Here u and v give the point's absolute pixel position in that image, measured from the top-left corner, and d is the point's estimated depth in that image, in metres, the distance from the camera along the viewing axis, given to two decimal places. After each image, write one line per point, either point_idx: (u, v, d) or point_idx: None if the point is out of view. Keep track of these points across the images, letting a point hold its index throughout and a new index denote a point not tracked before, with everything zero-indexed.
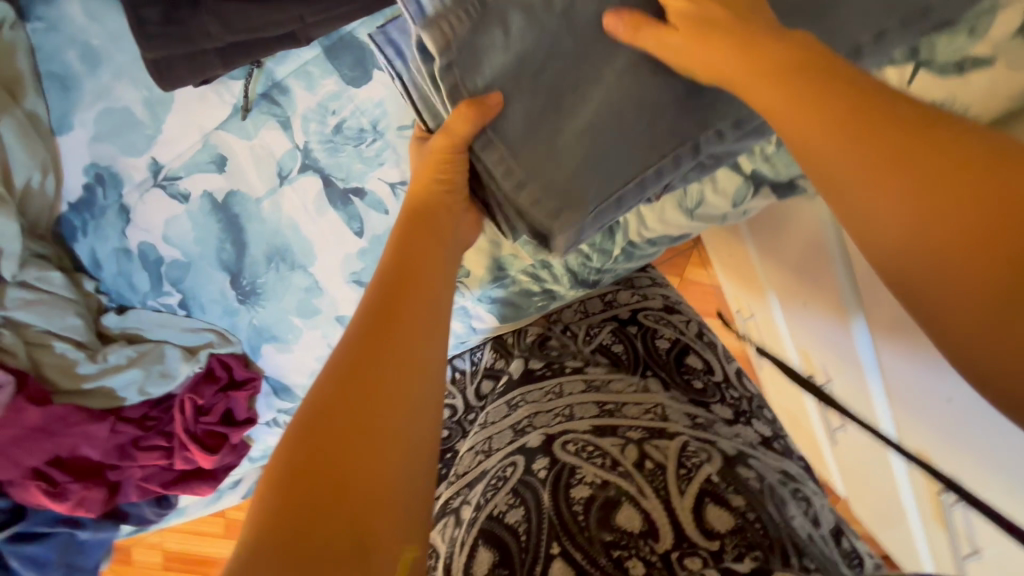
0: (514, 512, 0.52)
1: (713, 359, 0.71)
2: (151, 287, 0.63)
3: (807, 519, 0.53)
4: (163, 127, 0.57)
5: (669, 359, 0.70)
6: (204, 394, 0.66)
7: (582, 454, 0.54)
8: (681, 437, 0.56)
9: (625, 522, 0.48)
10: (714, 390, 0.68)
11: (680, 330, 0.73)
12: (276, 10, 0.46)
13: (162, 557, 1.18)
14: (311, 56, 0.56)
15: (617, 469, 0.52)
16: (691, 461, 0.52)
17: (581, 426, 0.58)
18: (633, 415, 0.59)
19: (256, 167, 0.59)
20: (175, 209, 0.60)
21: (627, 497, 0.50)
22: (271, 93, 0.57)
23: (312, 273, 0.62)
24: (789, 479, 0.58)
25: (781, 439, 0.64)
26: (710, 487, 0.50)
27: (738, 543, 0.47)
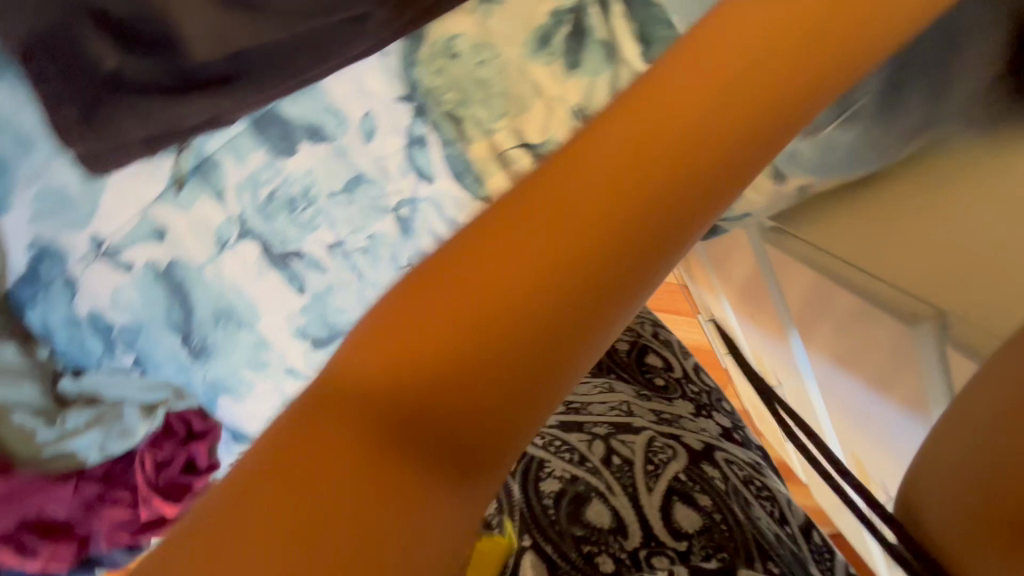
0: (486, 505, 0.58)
1: (670, 357, 0.81)
2: (104, 350, 0.66)
3: (772, 518, 0.60)
4: (99, 203, 0.59)
5: (631, 360, 0.79)
6: (162, 448, 0.70)
7: (550, 448, 0.63)
8: (646, 433, 0.66)
9: (595, 517, 0.56)
10: (675, 385, 0.76)
11: (638, 334, 0.83)
12: (190, 105, 0.50)
13: None
14: (239, 131, 0.57)
15: (586, 464, 0.61)
16: (657, 460, 0.62)
17: (549, 422, 0.67)
18: (599, 412, 0.68)
19: (195, 237, 0.61)
20: (119, 279, 0.63)
21: (596, 493, 0.59)
22: (203, 167, 0.58)
23: (257, 330, 0.64)
24: (756, 474, 0.64)
25: (739, 430, 0.72)
26: (676, 486, 0.60)
27: (706, 543, 0.54)
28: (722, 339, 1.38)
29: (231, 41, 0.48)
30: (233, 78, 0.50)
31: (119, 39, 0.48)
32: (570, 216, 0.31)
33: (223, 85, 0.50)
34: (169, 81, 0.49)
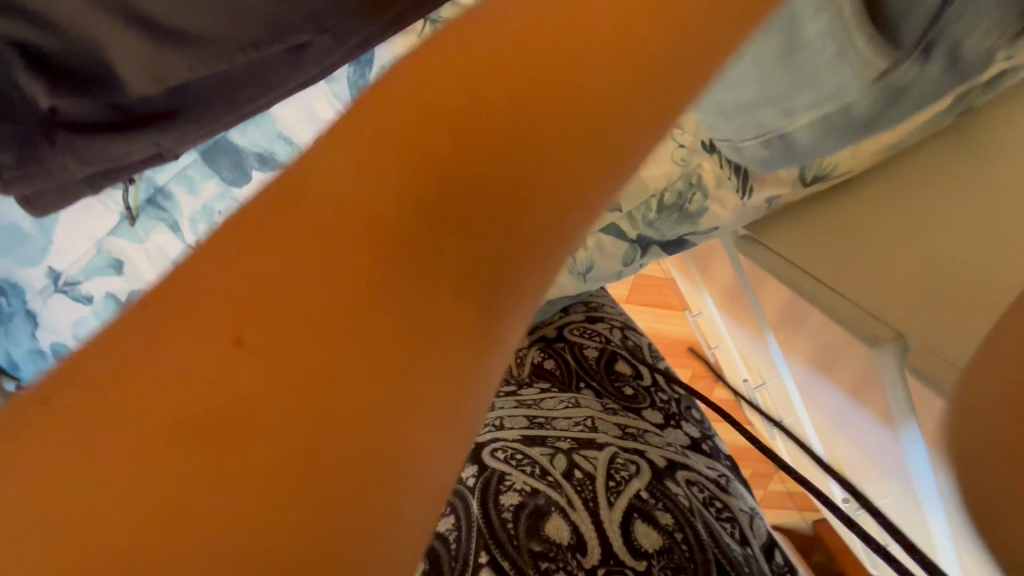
0: (447, 521, 0.56)
1: (640, 363, 0.80)
2: None
3: (732, 537, 0.60)
4: (54, 238, 0.59)
5: (599, 367, 0.78)
6: None
7: (512, 461, 0.61)
8: (610, 449, 0.65)
9: (554, 532, 0.56)
10: (643, 395, 0.76)
11: (607, 338, 0.82)
12: (129, 142, 0.49)
13: None
14: (188, 161, 0.57)
15: (547, 478, 0.60)
16: (620, 476, 0.61)
17: (511, 435, 0.65)
18: (563, 427, 0.67)
19: (153, 267, 0.60)
20: (80, 311, 0.61)
21: (556, 507, 0.58)
22: (155, 198, 0.58)
23: None
24: (719, 494, 0.65)
25: (707, 441, 0.74)
26: (637, 503, 0.59)
27: (666, 563, 0.55)
28: (710, 336, 1.37)
29: (170, 76, 0.47)
30: (175, 112, 0.49)
31: (49, 78, 0.45)
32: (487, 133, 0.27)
33: (161, 121, 0.49)
34: (108, 117, 0.48)
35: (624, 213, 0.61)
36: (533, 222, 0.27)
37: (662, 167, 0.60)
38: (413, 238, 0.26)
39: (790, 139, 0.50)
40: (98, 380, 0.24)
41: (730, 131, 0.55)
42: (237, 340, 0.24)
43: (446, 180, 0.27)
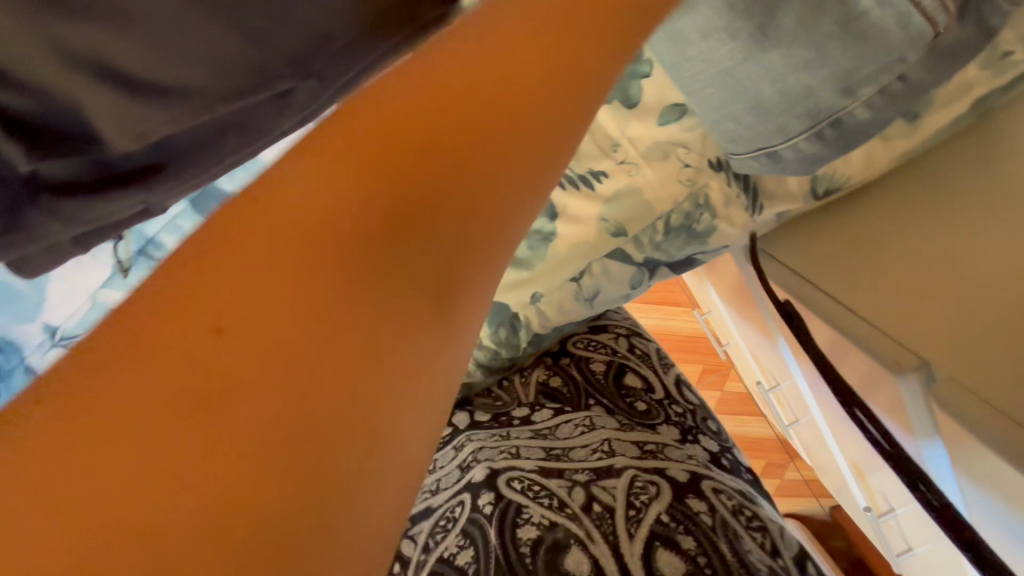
0: (464, 553, 0.51)
1: (652, 374, 0.66)
2: None
3: (765, 551, 0.49)
4: (48, 295, 0.57)
5: (609, 382, 0.65)
6: None
7: (529, 493, 0.53)
8: (628, 471, 0.53)
9: (574, 567, 0.47)
10: (658, 408, 0.62)
11: (614, 346, 0.68)
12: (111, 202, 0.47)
13: None
14: (177, 210, 0.55)
15: (565, 511, 0.51)
16: (639, 501, 0.51)
17: (527, 464, 0.56)
18: (580, 458, 0.56)
19: None
20: None
21: (575, 540, 0.49)
22: (147, 249, 0.57)
23: None
24: (746, 501, 0.53)
25: (729, 453, 0.59)
26: (660, 530, 0.49)
27: None
28: (720, 332, 1.34)
29: None
30: None
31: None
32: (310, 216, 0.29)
33: None
34: None
35: (630, 236, 0.58)
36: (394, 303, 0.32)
37: (669, 187, 0.56)
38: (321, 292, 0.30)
39: (846, 125, 0.44)
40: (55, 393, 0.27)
41: (765, 136, 0.47)
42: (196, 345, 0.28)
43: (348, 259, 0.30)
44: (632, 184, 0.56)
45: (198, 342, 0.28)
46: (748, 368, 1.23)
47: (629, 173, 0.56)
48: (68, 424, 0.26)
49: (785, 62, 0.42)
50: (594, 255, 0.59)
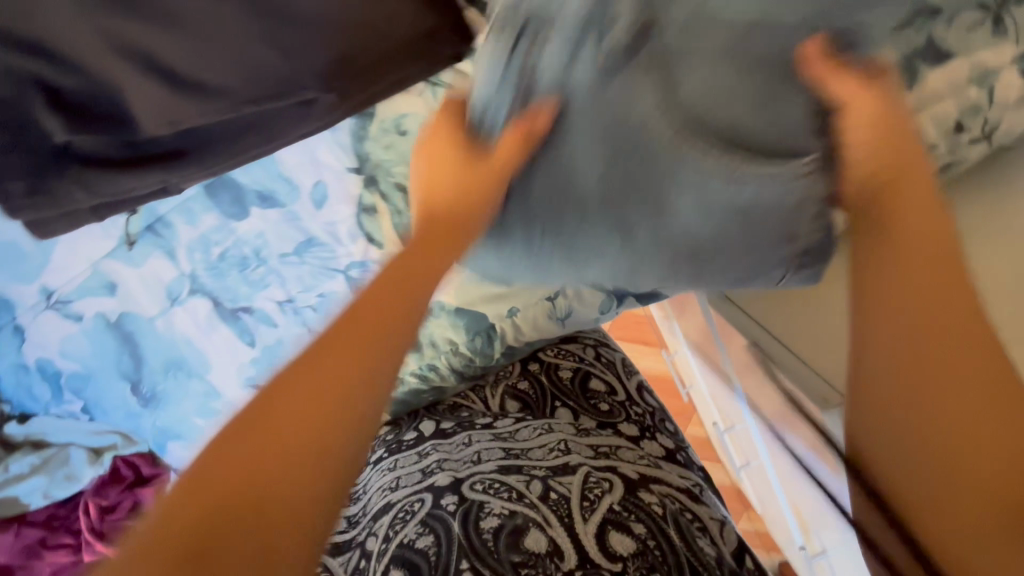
0: (425, 538, 0.51)
1: (614, 380, 0.70)
2: (53, 396, 0.67)
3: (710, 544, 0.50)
4: (52, 258, 0.60)
5: (574, 386, 0.68)
6: (108, 495, 0.70)
7: (489, 490, 0.54)
8: (583, 468, 0.55)
9: (532, 544, 0.48)
10: (620, 409, 0.65)
11: (581, 355, 0.72)
12: (136, 176, 0.52)
13: None
14: (192, 194, 0.59)
15: (523, 500, 0.52)
16: (594, 492, 0.52)
17: (488, 467, 0.57)
18: (538, 457, 0.57)
19: (145, 291, 0.62)
20: (70, 328, 0.64)
21: (534, 524, 0.49)
22: (155, 226, 0.60)
23: (208, 380, 0.68)
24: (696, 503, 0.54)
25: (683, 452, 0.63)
26: (613, 516, 0.50)
27: (640, 565, 0.46)
28: (684, 374, 1.40)
29: (183, 121, 0.50)
30: (189, 151, 0.52)
31: (63, 106, 0.48)
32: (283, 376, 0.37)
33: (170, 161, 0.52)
34: (119, 154, 0.51)
35: None
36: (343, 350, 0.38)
37: None
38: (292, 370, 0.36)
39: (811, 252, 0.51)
40: None
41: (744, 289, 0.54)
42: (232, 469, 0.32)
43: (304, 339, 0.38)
44: None
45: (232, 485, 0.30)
46: (707, 410, 1.29)
47: None
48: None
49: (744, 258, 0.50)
50: None
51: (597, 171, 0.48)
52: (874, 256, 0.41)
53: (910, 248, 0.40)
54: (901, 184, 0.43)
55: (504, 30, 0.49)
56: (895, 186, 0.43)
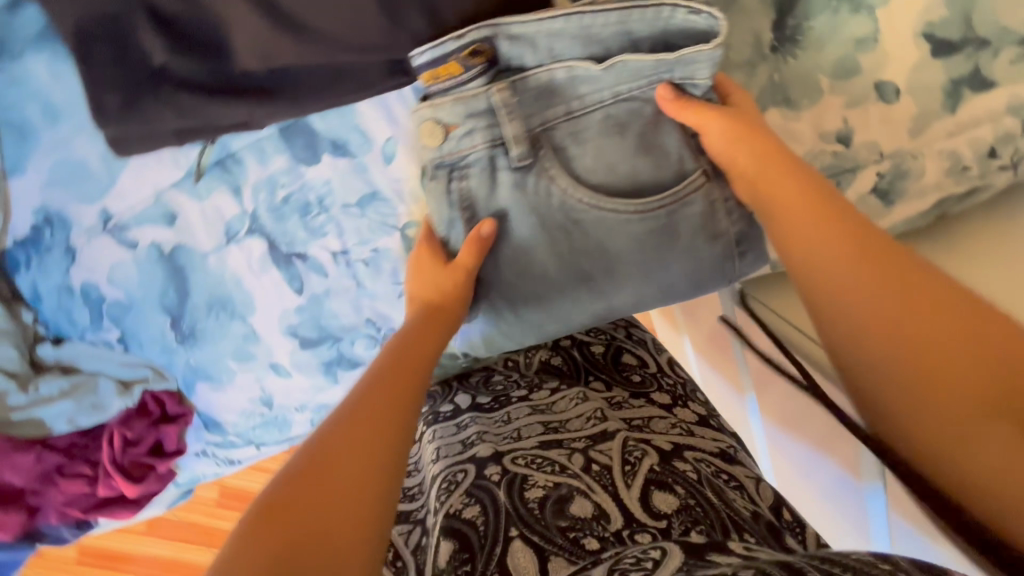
0: (471, 508, 0.52)
1: (646, 353, 0.72)
2: (91, 322, 0.67)
3: (748, 496, 0.53)
4: (118, 182, 0.61)
5: (607, 361, 0.71)
6: (134, 427, 0.69)
7: (532, 464, 0.54)
8: (621, 434, 0.57)
9: (578, 510, 0.50)
10: (652, 379, 0.68)
11: (612, 333, 0.74)
12: (226, 107, 0.53)
13: (219, 491, 1.40)
14: (267, 134, 0.60)
15: (566, 471, 0.53)
16: (634, 456, 0.54)
17: (528, 442, 0.58)
18: (577, 428, 0.59)
19: (205, 226, 0.64)
20: (122, 255, 0.64)
21: (579, 492, 0.51)
22: (225, 161, 0.61)
23: (249, 322, 0.68)
24: (728, 462, 0.57)
25: (717, 418, 0.64)
26: (654, 476, 0.52)
27: (684, 519, 0.48)
28: None
29: (279, 58, 0.51)
30: (275, 89, 0.53)
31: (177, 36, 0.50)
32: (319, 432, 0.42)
33: (260, 95, 0.53)
34: (212, 83, 0.52)
35: None
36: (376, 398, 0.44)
37: None
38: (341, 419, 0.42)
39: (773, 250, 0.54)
40: None
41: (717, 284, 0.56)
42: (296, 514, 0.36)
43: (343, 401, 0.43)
44: None
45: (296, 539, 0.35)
46: None
47: None
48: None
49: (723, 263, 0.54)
50: None
51: (546, 251, 0.54)
52: (789, 230, 0.44)
53: (803, 225, 0.43)
54: (774, 149, 0.46)
55: (428, 140, 0.50)
56: (775, 152, 0.46)
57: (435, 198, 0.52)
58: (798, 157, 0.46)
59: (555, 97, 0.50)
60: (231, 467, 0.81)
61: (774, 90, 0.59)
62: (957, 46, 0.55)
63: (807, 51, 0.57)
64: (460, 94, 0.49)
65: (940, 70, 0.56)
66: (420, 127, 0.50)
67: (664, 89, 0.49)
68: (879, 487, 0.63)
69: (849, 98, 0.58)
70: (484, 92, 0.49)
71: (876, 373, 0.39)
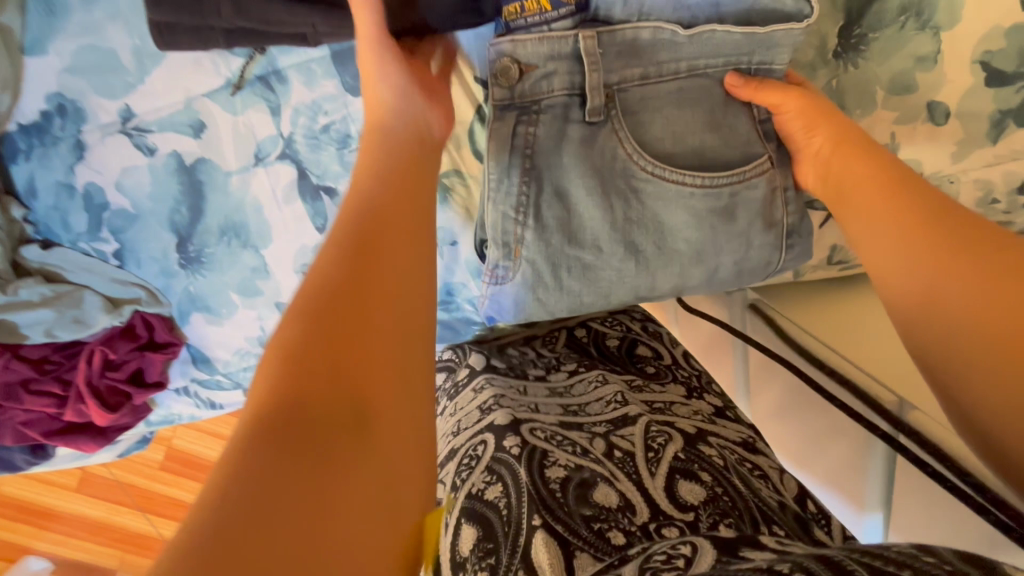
0: (493, 488, 0.50)
1: (661, 345, 0.70)
2: (88, 229, 0.61)
3: (773, 489, 0.54)
4: (147, 79, 0.57)
5: (621, 354, 0.69)
6: (118, 349, 0.65)
7: (551, 440, 0.53)
8: (643, 418, 0.56)
9: (602, 498, 0.48)
10: (666, 371, 0.66)
11: (628, 325, 0.72)
12: (290, 12, 0.49)
13: (166, 451, 1.30)
14: (317, 55, 0.57)
15: (588, 455, 0.52)
16: (657, 442, 0.53)
17: (549, 419, 0.57)
18: (597, 412, 0.58)
19: (234, 144, 0.60)
20: (137, 160, 0.59)
21: (602, 479, 0.50)
22: (269, 78, 0.58)
23: (261, 255, 0.64)
24: (750, 453, 0.57)
25: (733, 409, 0.63)
26: (679, 465, 0.52)
27: (711, 512, 0.48)
28: None
29: None
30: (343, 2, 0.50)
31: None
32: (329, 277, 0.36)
33: (328, 6, 0.50)
34: None
35: None
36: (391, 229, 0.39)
37: None
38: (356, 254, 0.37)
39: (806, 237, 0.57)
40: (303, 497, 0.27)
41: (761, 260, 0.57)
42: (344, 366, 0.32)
43: (345, 236, 0.38)
44: None
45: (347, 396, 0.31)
46: None
47: None
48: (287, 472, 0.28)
49: (759, 248, 0.56)
50: None
51: (600, 212, 0.53)
52: (860, 209, 0.49)
53: (870, 204, 0.48)
54: (845, 137, 0.50)
55: (501, 79, 0.51)
56: (842, 139, 0.51)
57: (499, 138, 0.52)
58: (868, 145, 0.50)
59: (634, 57, 0.51)
60: (210, 411, 0.76)
61: (831, 95, 0.60)
62: (1010, 78, 0.58)
63: (870, 61, 0.59)
64: (545, 33, 0.50)
65: (991, 98, 0.58)
66: (496, 63, 0.50)
67: (733, 77, 0.52)
68: (880, 519, 0.65)
69: (901, 114, 0.60)
70: (570, 35, 0.50)
71: (920, 339, 0.43)
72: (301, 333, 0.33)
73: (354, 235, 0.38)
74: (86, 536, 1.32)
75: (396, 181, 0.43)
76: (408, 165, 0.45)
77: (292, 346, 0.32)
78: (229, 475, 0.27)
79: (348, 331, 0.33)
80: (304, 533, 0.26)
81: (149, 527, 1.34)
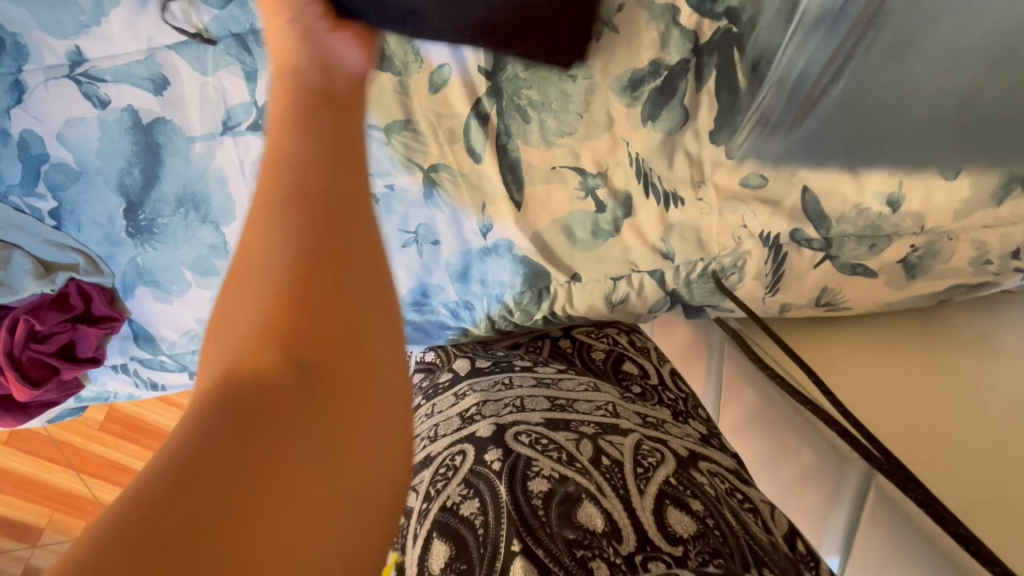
0: (470, 503, 0.47)
1: (648, 362, 0.66)
2: (22, 182, 0.54)
3: (762, 527, 0.50)
4: (103, 21, 0.50)
5: (607, 368, 0.64)
6: (46, 320, 0.58)
7: (536, 446, 0.49)
8: (635, 434, 0.53)
9: (586, 519, 0.45)
10: (653, 393, 0.62)
11: (615, 338, 0.68)
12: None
13: (105, 414, 1.22)
14: None
15: (574, 465, 0.48)
16: (647, 461, 0.50)
17: (534, 417, 0.53)
18: (585, 411, 0.54)
19: (200, 106, 0.53)
20: (85, 111, 0.52)
21: (587, 495, 0.46)
22: (246, 37, 0.51)
23: (222, 233, 0.58)
24: (738, 487, 0.54)
25: (717, 438, 0.61)
26: (669, 490, 0.48)
27: (701, 549, 0.45)
28: None
29: None
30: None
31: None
32: (258, 267, 0.34)
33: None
34: None
35: (674, 263, 0.62)
36: (316, 197, 0.36)
37: (723, 233, 0.61)
38: (278, 236, 0.34)
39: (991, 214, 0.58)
40: (246, 490, 0.27)
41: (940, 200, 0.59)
42: (279, 357, 0.31)
43: (264, 218, 0.35)
44: (699, 222, 0.61)
45: (282, 389, 0.30)
46: None
47: (701, 211, 0.61)
48: (226, 471, 0.27)
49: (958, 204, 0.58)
50: (641, 267, 0.63)
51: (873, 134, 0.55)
52: None
53: None
54: None
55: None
56: None
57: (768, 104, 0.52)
58: None
59: None
60: (149, 392, 0.70)
61: None
62: None
63: None
64: None
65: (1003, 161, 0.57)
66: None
67: None
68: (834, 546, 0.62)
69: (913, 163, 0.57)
70: None
71: None
72: (249, 297, 0.33)
73: (276, 216, 0.35)
74: (13, 490, 1.23)
75: (314, 141, 0.38)
76: (331, 114, 0.41)
77: (236, 328, 0.32)
78: (184, 440, 0.27)
79: (284, 302, 0.32)
80: (249, 538, 0.26)
81: (83, 488, 1.27)
